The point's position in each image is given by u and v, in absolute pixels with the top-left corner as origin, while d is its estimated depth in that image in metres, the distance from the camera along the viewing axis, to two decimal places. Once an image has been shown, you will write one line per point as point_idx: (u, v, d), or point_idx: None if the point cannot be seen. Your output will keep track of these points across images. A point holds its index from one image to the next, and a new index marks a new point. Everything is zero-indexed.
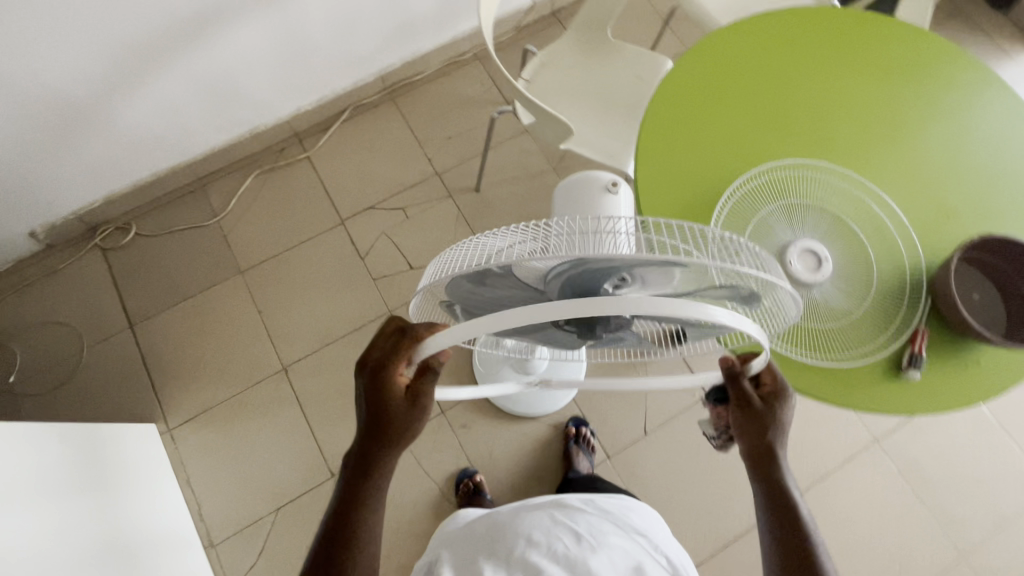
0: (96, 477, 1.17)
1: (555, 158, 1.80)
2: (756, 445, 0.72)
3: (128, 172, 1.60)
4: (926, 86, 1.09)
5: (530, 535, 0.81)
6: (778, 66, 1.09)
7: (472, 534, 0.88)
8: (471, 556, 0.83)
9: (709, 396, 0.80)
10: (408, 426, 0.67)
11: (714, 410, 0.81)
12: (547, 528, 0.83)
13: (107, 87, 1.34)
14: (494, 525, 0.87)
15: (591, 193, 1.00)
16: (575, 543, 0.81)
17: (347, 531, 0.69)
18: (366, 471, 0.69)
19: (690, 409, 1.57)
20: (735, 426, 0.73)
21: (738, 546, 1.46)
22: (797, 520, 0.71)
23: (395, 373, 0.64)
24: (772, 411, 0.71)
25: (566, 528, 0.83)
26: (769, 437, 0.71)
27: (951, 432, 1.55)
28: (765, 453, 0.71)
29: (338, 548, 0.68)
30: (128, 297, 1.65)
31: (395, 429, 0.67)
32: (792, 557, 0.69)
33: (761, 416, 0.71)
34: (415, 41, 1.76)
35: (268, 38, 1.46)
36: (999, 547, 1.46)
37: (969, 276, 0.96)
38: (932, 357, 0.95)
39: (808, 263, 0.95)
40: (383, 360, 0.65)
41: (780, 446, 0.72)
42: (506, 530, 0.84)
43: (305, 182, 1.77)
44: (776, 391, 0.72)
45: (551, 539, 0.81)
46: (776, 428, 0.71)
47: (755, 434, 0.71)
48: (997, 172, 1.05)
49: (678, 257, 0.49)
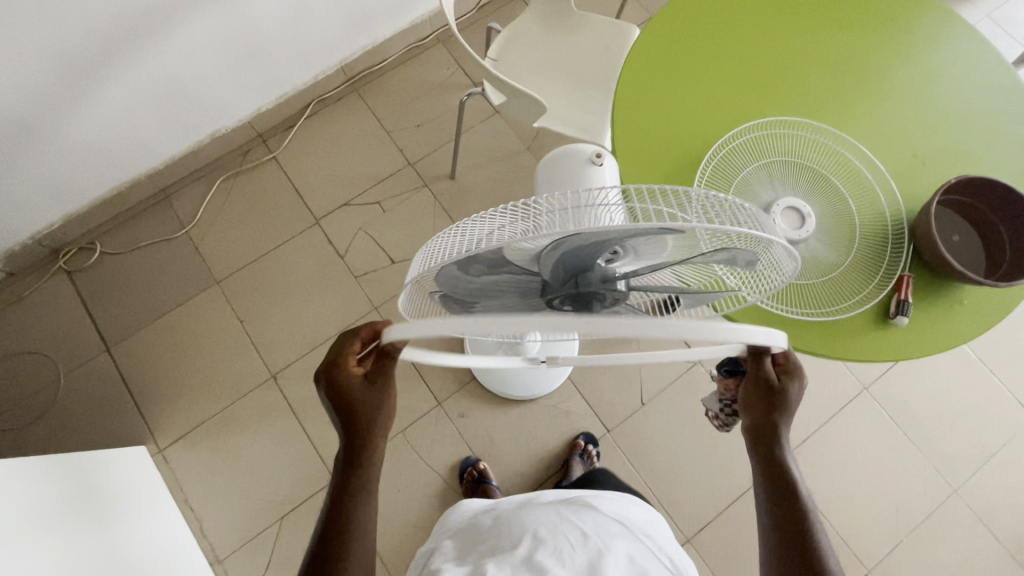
0: (92, 507, 1.13)
1: (528, 138, 1.77)
2: (761, 420, 0.71)
3: (87, 189, 1.53)
4: (893, 34, 1.09)
5: (536, 532, 0.77)
6: (745, 25, 1.08)
7: (475, 528, 0.84)
8: (472, 552, 0.78)
9: (722, 368, 0.81)
10: (378, 406, 0.70)
11: (725, 381, 0.83)
12: (554, 525, 0.78)
13: (53, 100, 1.26)
14: (498, 519, 0.83)
15: (572, 167, 1.00)
16: (582, 540, 0.76)
17: (344, 525, 0.68)
18: (353, 463, 0.70)
19: (684, 375, 1.58)
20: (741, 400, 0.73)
21: (741, 505, 1.49)
22: (794, 494, 0.70)
23: (348, 367, 0.71)
24: (783, 392, 0.70)
25: (574, 525, 0.79)
26: (776, 416, 0.71)
27: (936, 372, 1.59)
28: (766, 431, 0.71)
29: (336, 544, 0.67)
30: (101, 319, 1.59)
31: (365, 414, 0.69)
32: (786, 530, 0.69)
33: (777, 396, 0.70)
34: (373, 28, 1.70)
35: (221, 35, 1.39)
36: (988, 478, 1.52)
37: (949, 220, 0.98)
38: (917, 301, 0.96)
39: (791, 221, 0.95)
40: (341, 356, 0.71)
41: (786, 427, 0.71)
42: (510, 525, 0.80)
43: (275, 183, 1.71)
44: (790, 371, 0.70)
45: (557, 535, 0.76)
46: (785, 408, 0.70)
47: (760, 410, 0.71)
48: (968, 114, 1.06)
49: (676, 224, 0.48)
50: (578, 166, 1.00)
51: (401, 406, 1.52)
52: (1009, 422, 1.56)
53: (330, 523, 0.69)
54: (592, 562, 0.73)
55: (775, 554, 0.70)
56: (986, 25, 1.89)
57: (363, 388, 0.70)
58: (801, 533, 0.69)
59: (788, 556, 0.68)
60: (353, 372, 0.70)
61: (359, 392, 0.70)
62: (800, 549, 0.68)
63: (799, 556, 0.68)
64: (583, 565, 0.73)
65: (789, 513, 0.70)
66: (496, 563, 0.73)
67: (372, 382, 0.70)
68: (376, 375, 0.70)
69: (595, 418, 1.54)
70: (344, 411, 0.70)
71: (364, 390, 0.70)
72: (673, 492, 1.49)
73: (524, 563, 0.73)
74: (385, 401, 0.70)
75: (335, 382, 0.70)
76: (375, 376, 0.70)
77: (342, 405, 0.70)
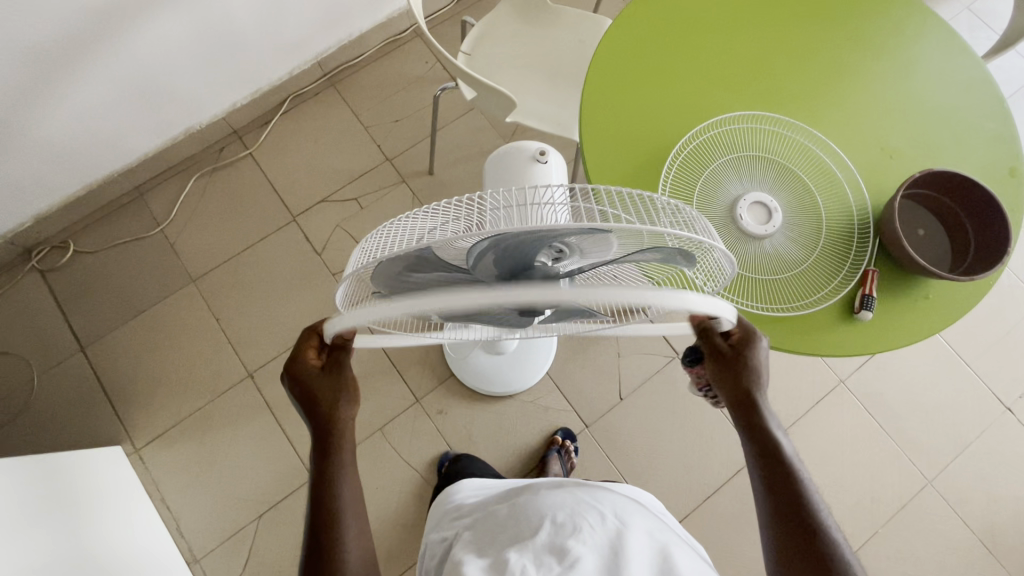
0: (64, 509, 1.12)
1: (507, 133, 1.76)
2: (737, 393, 0.71)
3: (59, 187, 1.51)
4: (865, 28, 1.09)
5: (555, 517, 0.75)
6: (715, 19, 1.07)
7: (494, 518, 0.82)
8: (492, 544, 0.76)
9: (684, 358, 0.78)
10: (341, 390, 0.71)
11: (692, 371, 0.79)
12: (572, 508, 0.77)
13: (20, 96, 1.24)
14: (514, 508, 0.81)
15: (518, 165, 0.98)
16: (602, 522, 0.75)
17: (328, 512, 0.68)
18: (325, 451, 0.70)
19: (663, 370, 1.58)
20: (712, 378, 0.73)
21: (720, 498, 1.50)
22: (792, 470, 0.69)
23: (305, 365, 0.71)
24: (741, 360, 0.70)
25: (593, 509, 0.77)
26: (745, 382, 0.70)
27: (912, 365, 1.61)
28: (747, 402, 0.70)
29: (324, 531, 0.67)
30: (76, 319, 1.57)
31: (328, 404, 0.70)
32: (783, 513, 0.68)
33: (733, 360, 0.70)
34: (349, 23, 1.68)
35: (191, 31, 1.37)
36: (962, 468, 1.54)
37: (916, 213, 0.98)
38: (884, 295, 0.97)
39: (758, 215, 0.95)
40: (298, 353, 0.72)
41: (762, 392, 0.70)
42: (528, 512, 0.78)
43: (251, 180, 1.69)
44: (745, 336, 0.70)
45: (576, 521, 0.75)
46: (750, 373, 0.70)
47: (731, 381, 0.71)
48: (937, 107, 1.06)
49: (609, 224, 0.47)
50: (522, 165, 0.98)
51: (379, 403, 1.52)
52: (983, 412, 1.58)
53: (315, 513, 0.68)
54: (615, 544, 0.72)
55: (777, 532, 0.68)
56: (965, 17, 1.89)
57: (324, 376, 0.71)
58: (803, 509, 0.67)
59: (793, 533, 0.67)
60: (312, 364, 0.71)
61: (319, 381, 0.70)
62: (806, 525, 0.67)
63: (806, 534, 0.67)
64: (605, 546, 0.72)
65: (790, 491, 0.68)
66: (518, 550, 0.71)
67: (332, 369, 0.71)
68: (336, 362, 0.70)
69: (574, 414, 1.55)
70: (308, 402, 0.71)
71: (325, 377, 0.71)
72: (652, 486, 1.50)
73: (546, 547, 0.71)
74: (348, 383, 0.71)
75: (296, 376, 0.71)
76: (334, 363, 0.70)
77: (307, 399, 0.71)
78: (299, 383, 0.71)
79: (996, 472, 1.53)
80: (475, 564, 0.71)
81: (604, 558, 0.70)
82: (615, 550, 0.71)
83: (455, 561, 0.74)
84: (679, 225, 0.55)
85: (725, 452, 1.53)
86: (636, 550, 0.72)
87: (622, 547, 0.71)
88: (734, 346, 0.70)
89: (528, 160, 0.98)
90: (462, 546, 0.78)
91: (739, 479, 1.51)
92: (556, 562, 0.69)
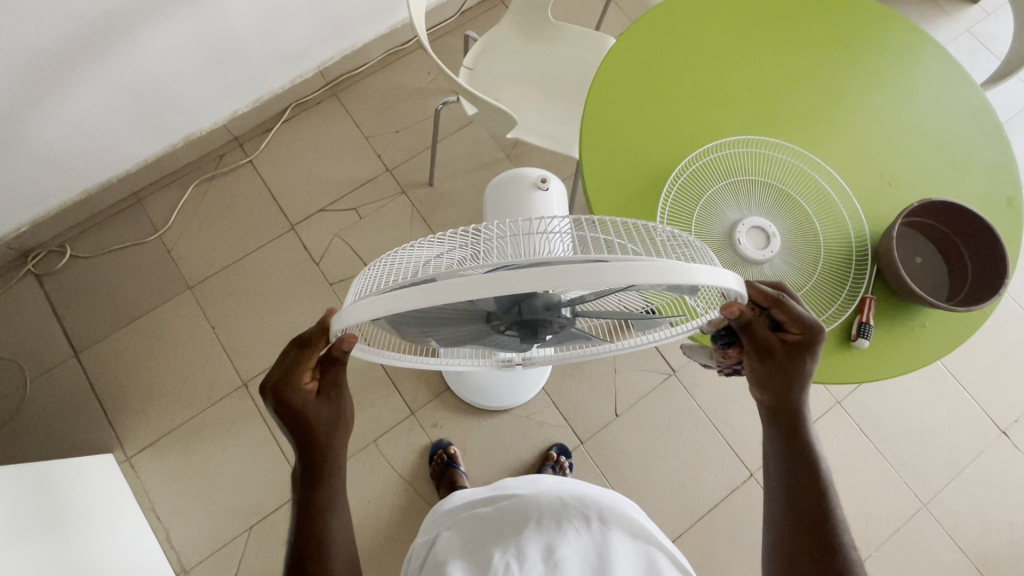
0: (59, 518, 1.11)
1: (508, 146, 1.76)
2: (782, 398, 0.70)
3: (57, 193, 1.51)
4: (865, 55, 1.10)
5: (540, 519, 0.76)
6: (714, 42, 1.07)
7: (477, 520, 0.79)
8: (477, 544, 0.75)
9: (719, 341, 0.72)
10: (337, 419, 0.69)
11: (724, 352, 0.74)
12: (557, 511, 0.77)
13: (19, 101, 1.23)
14: (499, 508, 0.80)
15: (519, 193, 0.99)
16: (587, 527, 0.76)
17: (313, 544, 0.66)
18: (315, 480, 0.68)
19: (659, 387, 1.58)
20: (761, 377, 0.70)
21: (713, 517, 1.49)
22: (818, 479, 0.69)
23: (298, 383, 0.65)
24: (798, 363, 0.68)
25: (581, 510, 0.78)
26: (795, 387, 0.69)
27: (908, 386, 1.60)
28: (788, 408, 0.70)
29: (308, 564, 0.65)
30: (70, 324, 1.56)
31: (322, 429, 0.67)
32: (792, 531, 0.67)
33: (790, 366, 0.68)
34: (354, 34, 1.69)
35: (194, 37, 1.37)
36: (957, 492, 1.53)
37: (915, 242, 0.99)
38: (880, 321, 0.97)
39: (757, 240, 0.94)
40: (291, 373, 0.65)
41: (803, 400, 0.71)
42: (513, 514, 0.77)
43: (251, 188, 1.69)
44: (806, 338, 0.68)
45: (560, 523, 0.75)
46: (801, 381, 0.69)
47: (780, 386, 0.69)
48: (936, 135, 1.06)
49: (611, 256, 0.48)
50: (523, 192, 0.99)
51: (374, 415, 1.51)
52: (980, 436, 1.58)
53: (298, 543, 0.66)
54: (602, 549, 0.73)
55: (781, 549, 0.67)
56: (965, 40, 1.90)
57: (321, 401, 0.68)
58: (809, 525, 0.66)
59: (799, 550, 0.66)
60: (308, 389, 0.66)
61: (316, 405, 0.67)
62: (804, 538, 0.66)
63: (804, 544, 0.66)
64: (591, 550, 0.73)
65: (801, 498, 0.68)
66: (501, 548, 0.72)
67: (329, 392, 0.68)
68: (334, 384, 0.68)
69: (569, 431, 1.54)
70: (299, 428, 0.67)
71: (321, 404, 0.68)
72: (646, 504, 1.49)
73: (531, 547, 0.72)
74: (344, 412, 0.69)
75: (287, 401, 0.65)
76: (332, 386, 0.68)
77: (293, 424, 0.67)
78: (288, 408, 0.66)
79: (990, 497, 1.53)
80: (458, 566, 0.71)
81: (591, 562, 0.72)
82: (601, 556, 0.73)
83: (438, 564, 0.73)
84: (678, 258, 0.57)
85: (718, 471, 1.53)
86: (622, 555, 0.74)
87: (609, 552, 0.73)
88: (791, 345, 0.68)
89: (530, 188, 0.98)
90: (444, 546, 0.77)
91: (731, 499, 1.51)
92: (541, 560, 0.71)
